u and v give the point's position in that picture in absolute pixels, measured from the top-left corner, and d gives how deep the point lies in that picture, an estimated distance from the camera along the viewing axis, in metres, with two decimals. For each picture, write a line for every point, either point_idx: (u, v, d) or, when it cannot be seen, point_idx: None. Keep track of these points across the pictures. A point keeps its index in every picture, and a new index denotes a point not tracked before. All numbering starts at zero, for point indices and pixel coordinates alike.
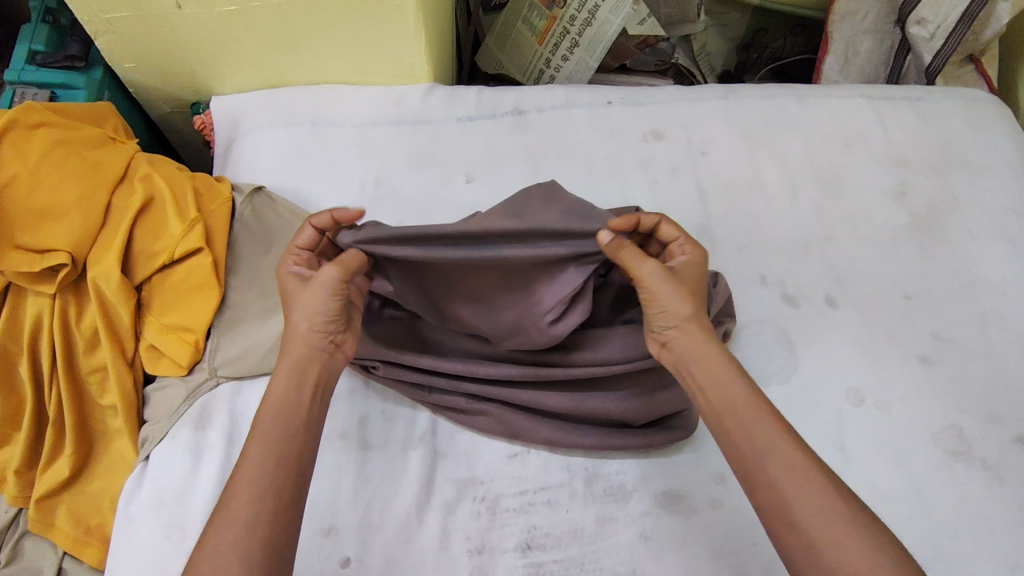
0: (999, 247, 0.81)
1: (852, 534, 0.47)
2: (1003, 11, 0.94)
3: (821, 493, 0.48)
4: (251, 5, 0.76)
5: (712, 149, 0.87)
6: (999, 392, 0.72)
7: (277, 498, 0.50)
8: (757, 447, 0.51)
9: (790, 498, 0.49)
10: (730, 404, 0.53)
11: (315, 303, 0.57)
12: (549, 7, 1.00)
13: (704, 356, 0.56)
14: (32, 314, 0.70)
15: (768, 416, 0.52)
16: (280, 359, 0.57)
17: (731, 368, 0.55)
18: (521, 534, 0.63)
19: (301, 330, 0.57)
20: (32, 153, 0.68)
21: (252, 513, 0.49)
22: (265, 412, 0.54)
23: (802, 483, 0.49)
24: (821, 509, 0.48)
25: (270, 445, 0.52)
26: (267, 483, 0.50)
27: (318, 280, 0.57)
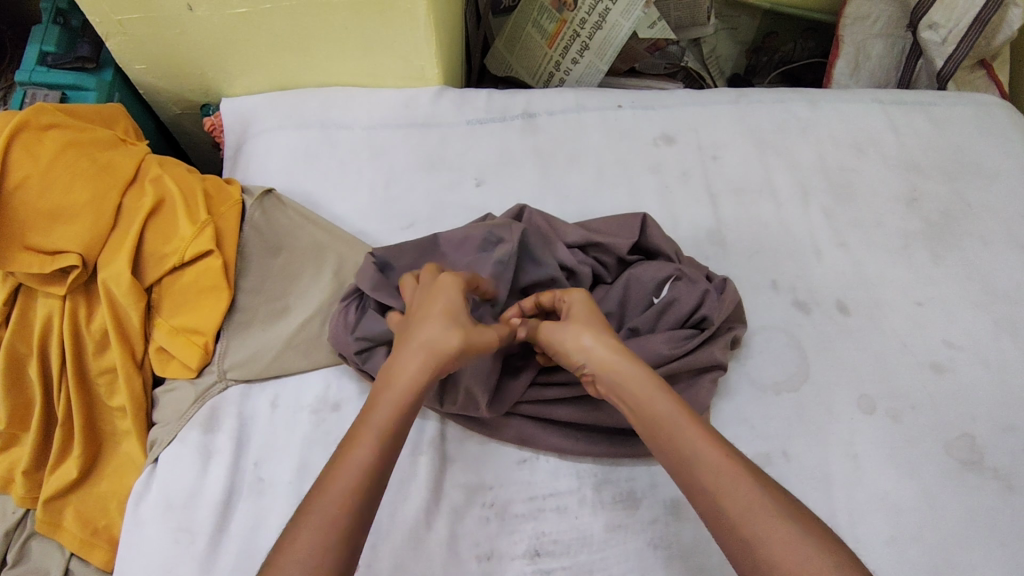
0: (1012, 254, 0.80)
1: (783, 526, 0.46)
2: (1015, 16, 0.93)
3: (747, 492, 0.48)
4: (262, 8, 0.76)
5: (723, 153, 0.86)
6: (1013, 401, 0.71)
7: (356, 510, 0.48)
8: (686, 453, 0.51)
9: (722, 502, 0.48)
10: (656, 415, 0.54)
11: (443, 305, 0.58)
12: (559, 9, 0.99)
13: (621, 369, 0.57)
14: (42, 315, 0.70)
15: (691, 421, 0.53)
16: (409, 370, 0.55)
17: (651, 379, 0.56)
18: (530, 540, 0.63)
19: (428, 333, 0.57)
20: (43, 154, 0.67)
21: (339, 506, 0.47)
22: (380, 407, 0.53)
23: (729, 484, 0.49)
24: (747, 509, 0.47)
25: (378, 443, 0.51)
26: (358, 493, 0.48)
27: (444, 290, 0.60)
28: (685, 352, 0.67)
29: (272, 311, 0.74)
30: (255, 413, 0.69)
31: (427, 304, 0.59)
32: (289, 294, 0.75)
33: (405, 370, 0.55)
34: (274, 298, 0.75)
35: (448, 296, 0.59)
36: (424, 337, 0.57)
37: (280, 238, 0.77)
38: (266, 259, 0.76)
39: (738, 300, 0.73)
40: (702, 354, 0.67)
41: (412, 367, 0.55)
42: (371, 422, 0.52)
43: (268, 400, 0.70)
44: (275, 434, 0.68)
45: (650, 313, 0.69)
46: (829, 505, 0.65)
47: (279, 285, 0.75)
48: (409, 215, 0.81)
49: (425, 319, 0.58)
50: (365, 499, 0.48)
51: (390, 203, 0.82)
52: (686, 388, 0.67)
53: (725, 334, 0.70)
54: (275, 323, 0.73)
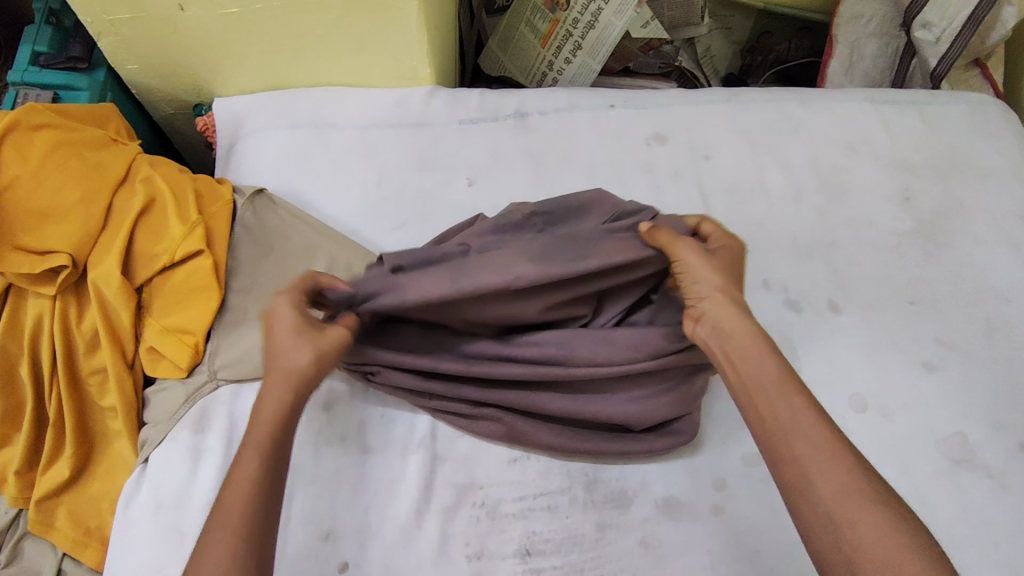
0: (1005, 253, 0.80)
1: (870, 511, 0.45)
2: (1008, 15, 0.94)
3: (842, 473, 0.47)
4: (254, 7, 0.76)
5: (715, 152, 0.86)
6: (1005, 399, 0.71)
7: (251, 524, 0.48)
8: (788, 423, 0.50)
9: (812, 476, 0.47)
10: (765, 378, 0.53)
11: (285, 314, 0.57)
12: (553, 9, 1.00)
13: (738, 328, 0.57)
14: (32, 315, 0.70)
15: (796, 393, 0.52)
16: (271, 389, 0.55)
17: (766, 343, 0.55)
18: (520, 540, 0.63)
19: (285, 350, 0.56)
20: (33, 154, 0.68)
21: (234, 534, 0.48)
22: (253, 426, 0.53)
23: (825, 461, 0.47)
24: (838, 489, 0.46)
25: (260, 461, 0.51)
26: (246, 504, 0.49)
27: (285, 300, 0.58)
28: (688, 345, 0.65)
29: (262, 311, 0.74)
30: (246, 413, 0.69)
31: (271, 317, 0.58)
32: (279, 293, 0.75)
33: (271, 388, 0.55)
34: (264, 298, 0.74)
35: (286, 308, 0.58)
36: (282, 355, 0.56)
37: (272, 237, 0.77)
38: (257, 259, 0.76)
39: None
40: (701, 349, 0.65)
41: (278, 382, 0.55)
42: (247, 442, 0.53)
43: None
44: None
45: None
46: None
47: (269, 284, 0.75)
48: (401, 214, 0.81)
49: (272, 331, 0.57)
50: (259, 522, 0.49)
51: (382, 202, 0.82)
52: (679, 385, 0.67)
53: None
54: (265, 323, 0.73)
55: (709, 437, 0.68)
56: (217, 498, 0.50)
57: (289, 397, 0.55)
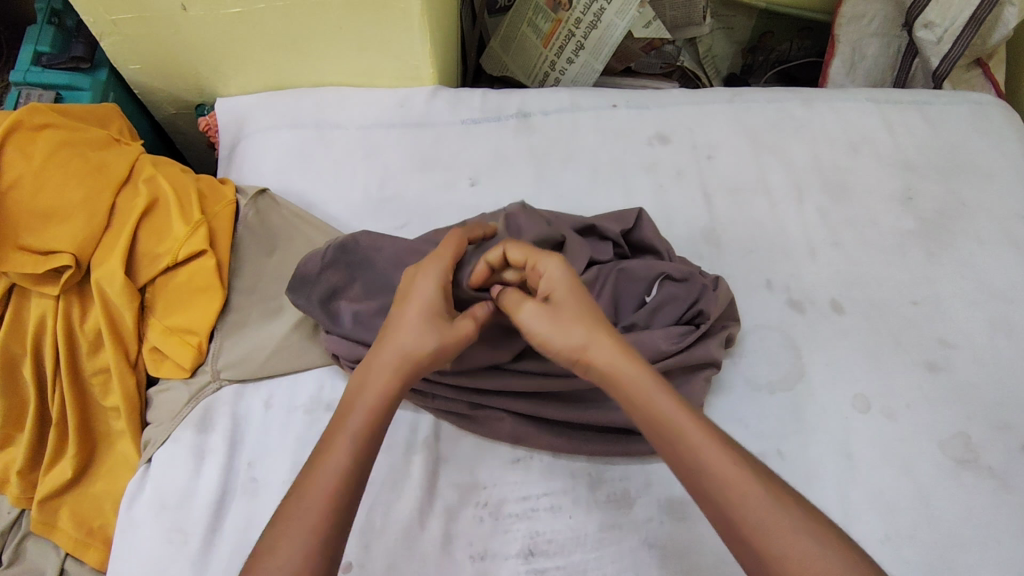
0: (1007, 253, 0.80)
1: (801, 538, 0.44)
2: (1010, 15, 0.93)
3: (764, 510, 0.46)
4: (256, 7, 0.76)
5: (717, 152, 0.86)
6: (1008, 399, 0.71)
7: (336, 519, 0.47)
8: (700, 468, 0.48)
9: (738, 522, 0.46)
10: (664, 419, 0.50)
11: (425, 292, 0.57)
12: (555, 9, 1.00)
13: (620, 363, 0.52)
14: (35, 315, 0.70)
15: (700, 427, 0.49)
16: (372, 377, 0.54)
17: (652, 378, 0.52)
18: (523, 540, 0.63)
19: (394, 328, 0.56)
20: (37, 155, 0.67)
21: (313, 530, 0.46)
22: (352, 410, 0.53)
23: (745, 489, 0.46)
24: (762, 521, 0.45)
25: (351, 451, 0.50)
26: (326, 496, 0.48)
27: (428, 274, 0.58)
28: (683, 347, 0.67)
29: (266, 311, 0.74)
30: (249, 413, 0.69)
31: (410, 297, 0.58)
32: (282, 293, 0.75)
33: (374, 374, 0.54)
34: (267, 299, 0.75)
35: (429, 285, 0.58)
36: (395, 336, 0.55)
37: (275, 238, 0.77)
38: (261, 260, 0.76)
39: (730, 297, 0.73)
40: (697, 349, 0.67)
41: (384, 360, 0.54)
42: (344, 428, 0.52)
43: (263, 399, 0.70)
44: (269, 434, 0.68)
45: (645, 311, 0.68)
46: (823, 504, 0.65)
47: (272, 285, 0.75)
48: (403, 214, 0.81)
49: (399, 313, 0.57)
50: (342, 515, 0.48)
51: (385, 202, 0.82)
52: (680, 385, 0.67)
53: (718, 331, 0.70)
54: (268, 323, 0.73)
55: None
56: (299, 484, 0.49)
57: (396, 384, 0.54)
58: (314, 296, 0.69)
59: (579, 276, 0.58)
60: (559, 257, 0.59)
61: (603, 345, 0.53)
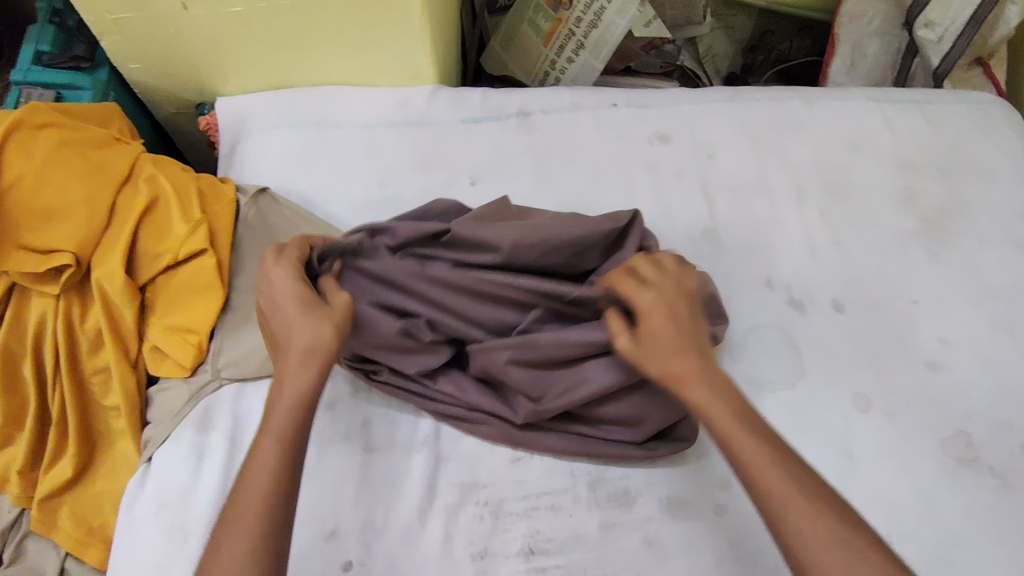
0: (1008, 252, 0.80)
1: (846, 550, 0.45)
2: (1011, 13, 0.94)
3: (828, 543, 0.45)
4: (257, 7, 0.76)
5: (718, 151, 0.86)
6: (1009, 398, 0.71)
7: (272, 521, 0.47)
8: (766, 497, 0.48)
9: (794, 541, 0.46)
10: (742, 451, 0.50)
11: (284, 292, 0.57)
12: (555, 8, 1.00)
13: (706, 398, 0.53)
14: (36, 314, 0.70)
15: (769, 458, 0.49)
16: (283, 379, 0.53)
17: (733, 415, 0.52)
18: (524, 538, 0.63)
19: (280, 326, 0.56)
20: (37, 154, 0.67)
21: (252, 536, 0.46)
22: (271, 416, 0.52)
23: (805, 506, 0.46)
24: (806, 539, 0.45)
25: (276, 454, 0.50)
26: (259, 504, 0.47)
27: (280, 278, 0.58)
28: None
29: None
30: (250, 412, 0.69)
31: (273, 297, 0.57)
32: None
33: (281, 382, 0.53)
34: None
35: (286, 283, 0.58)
36: (291, 339, 0.55)
37: (275, 236, 0.77)
38: (260, 259, 0.76)
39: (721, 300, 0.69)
40: None
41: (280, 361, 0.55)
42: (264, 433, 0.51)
43: (263, 398, 0.70)
44: None
45: None
46: None
47: None
48: (404, 213, 0.81)
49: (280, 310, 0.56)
50: (276, 514, 0.47)
51: (385, 201, 0.82)
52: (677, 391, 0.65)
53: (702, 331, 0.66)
54: None
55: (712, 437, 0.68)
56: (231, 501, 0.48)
57: (307, 379, 0.53)
58: None
59: (682, 314, 0.57)
60: (659, 289, 0.57)
61: (696, 377, 0.54)
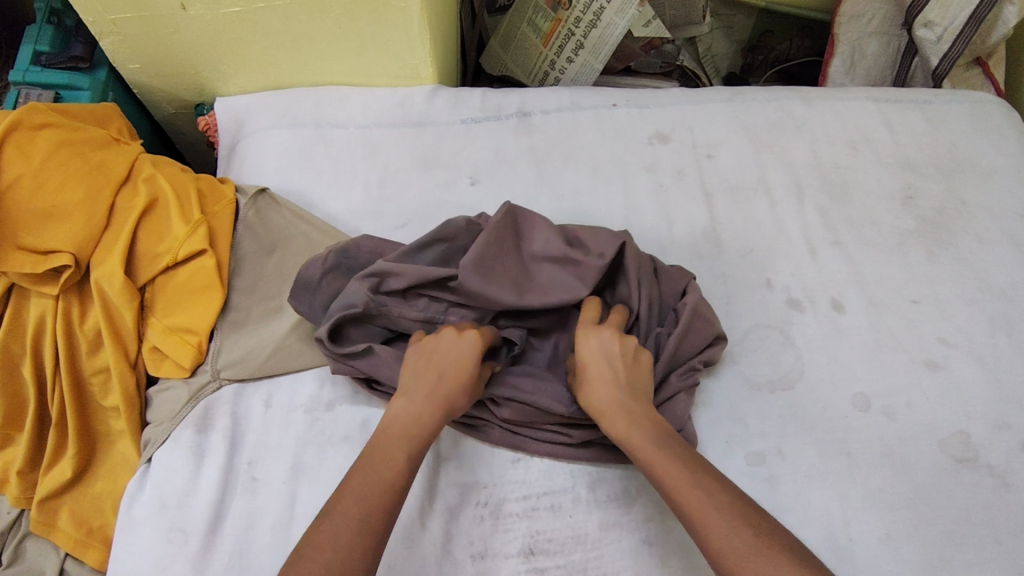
0: (1007, 252, 0.80)
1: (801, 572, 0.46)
2: (1009, 14, 0.93)
3: (740, 554, 0.48)
4: (255, 7, 0.76)
5: (717, 151, 0.86)
6: (1008, 399, 0.71)
7: (378, 526, 0.51)
8: (689, 516, 0.51)
9: (713, 553, 0.49)
10: (661, 475, 0.54)
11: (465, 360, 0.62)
12: (555, 8, 0.99)
13: (626, 429, 0.58)
14: (35, 314, 0.70)
15: (682, 479, 0.53)
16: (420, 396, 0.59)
17: (651, 443, 0.57)
18: (524, 539, 0.63)
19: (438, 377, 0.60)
20: (36, 154, 0.67)
21: (354, 533, 0.50)
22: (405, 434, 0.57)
23: (727, 526, 0.50)
24: (729, 557, 0.48)
25: (401, 467, 0.55)
26: (365, 509, 0.51)
27: (451, 340, 0.63)
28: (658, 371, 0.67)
29: (266, 310, 0.75)
30: (249, 413, 0.69)
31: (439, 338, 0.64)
32: (282, 292, 0.76)
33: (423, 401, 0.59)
34: (267, 298, 0.75)
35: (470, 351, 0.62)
36: (444, 363, 0.61)
37: (275, 237, 0.77)
38: (260, 259, 0.76)
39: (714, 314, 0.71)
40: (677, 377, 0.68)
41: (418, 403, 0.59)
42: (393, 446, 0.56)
43: (262, 399, 0.70)
44: (269, 434, 0.68)
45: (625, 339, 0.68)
46: (822, 504, 0.65)
47: (273, 284, 0.76)
48: (403, 214, 0.81)
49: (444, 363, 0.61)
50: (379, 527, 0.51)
51: (385, 202, 0.82)
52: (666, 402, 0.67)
53: (698, 353, 0.69)
54: (267, 323, 0.73)
55: (712, 437, 0.68)
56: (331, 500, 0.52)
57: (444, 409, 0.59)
58: (316, 304, 0.70)
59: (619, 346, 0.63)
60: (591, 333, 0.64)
61: (615, 415, 0.59)
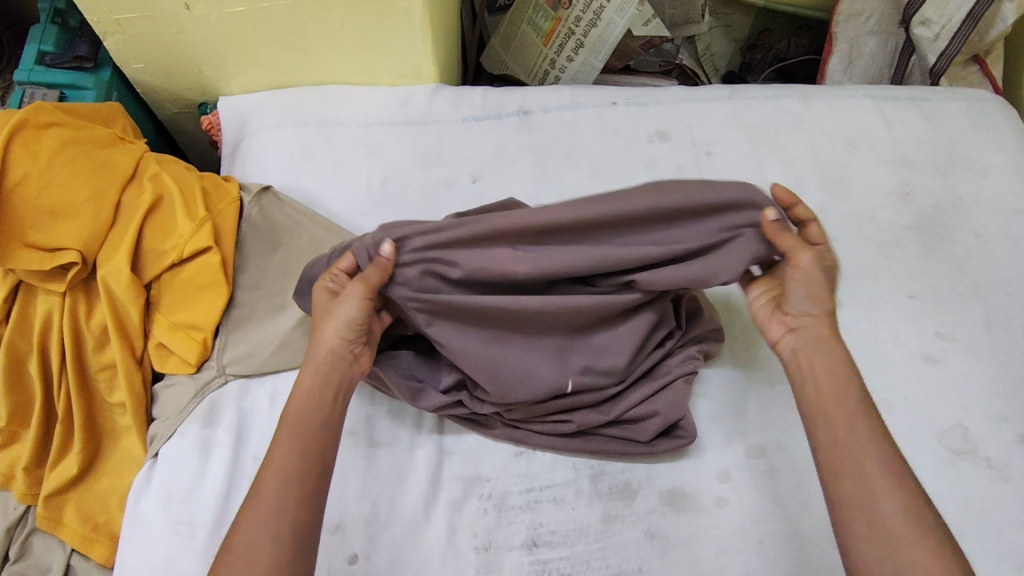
0: (1004, 247, 0.81)
1: (926, 536, 0.49)
2: (1008, 11, 0.94)
3: (906, 490, 0.51)
4: (260, 7, 0.77)
5: (716, 149, 0.87)
6: (1005, 392, 0.72)
7: (292, 512, 0.52)
8: (855, 449, 0.53)
9: (877, 504, 0.50)
10: (838, 398, 0.56)
11: (341, 321, 0.60)
12: (555, 7, 1.00)
13: (830, 348, 0.59)
14: (42, 312, 0.71)
15: (849, 411, 0.55)
16: (305, 365, 0.60)
17: (846, 366, 0.58)
18: (527, 531, 0.64)
19: (318, 348, 0.60)
20: (43, 153, 0.68)
21: (267, 530, 0.51)
22: (292, 408, 0.57)
23: (891, 484, 0.51)
24: (903, 511, 0.50)
25: (288, 450, 0.55)
26: (281, 500, 0.52)
27: (345, 307, 0.60)
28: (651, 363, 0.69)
29: (271, 307, 0.75)
30: (255, 408, 0.70)
31: (342, 313, 0.60)
32: (286, 289, 0.76)
33: (304, 369, 0.60)
34: (270, 294, 0.76)
35: (352, 305, 0.60)
36: (321, 332, 0.61)
37: (279, 234, 0.78)
38: (265, 257, 0.77)
39: (714, 310, 0.72)
40: (678, 365, 0.68)
41: (308, 373, 0.59)
42: (285, 424, 0.56)
43: (268, 395, 0.71)
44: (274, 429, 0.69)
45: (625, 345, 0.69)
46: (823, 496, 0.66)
47: (277, 281, 0.76)
48: (406, 211, 0.82)
49: (321, 333, 0.61)
50: (296, 514, 0.52)
51: (387, 199, 0.82)
52: (664, 392, 0.67)
53: (697, 343, 0.70)
54: (272, 318, 0.74)
55: (712, 431, 0.69)
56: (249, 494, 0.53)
57: (327, 375, 0.59)
58: None
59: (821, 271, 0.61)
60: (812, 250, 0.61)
61: (819, 332, 0.60)
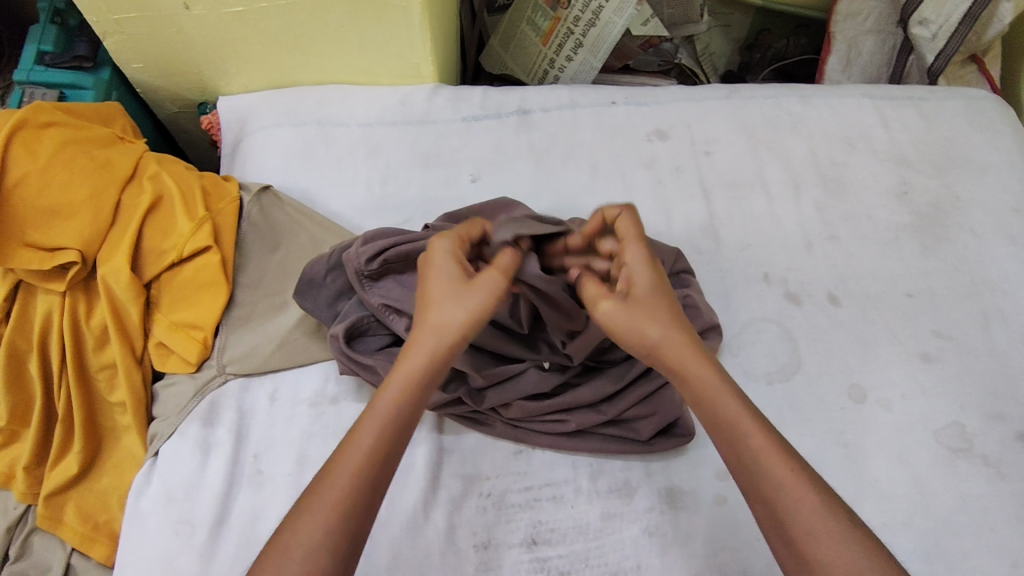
0: (1001, 246, 0.81)
1: (843, 551, 0.46)
2: (1005, 11, 0.94)
3: (806, 502, 0.48)
4: (259, 7, 0.77)
5: (715, 148, 0.87)
6: (1003, 390, 0.72)
7: (356, 505, 0.48)
8: (756, 467, 0.50)
9: (788, 526, 0.48)
10: (724, 416, 0.52)
11: (468, 313, 0.54)
12: (554, 7, 1.00)
13: (689, 364, 0.55)
14: (42, 312, 0.71)
15: (748, 425, 0.52)
16: (415, 349, 0.54)
17: (719, 381, 0.54)
18: (527, 529, 0.64)
19: (434, 335, 0.54)
20: (43, 152, 0.68)
21: (325, 527, 0.47)
22: (386, 397, 0.52)
23: (795, 499, 0.48)
24: (812, 529, 0.47)
25: (373, 444, 0.50)
26: (353, 492, 0.48)
27: (471, 300, 0.55)
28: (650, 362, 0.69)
29: (271, 306, 0.75)
30: (255, 407, 0.70)
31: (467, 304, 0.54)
32: (286, 288, 0.76)
33: (413, 354, 0.54)
34: (270, 293, 0.76)
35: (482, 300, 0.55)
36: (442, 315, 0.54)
37: (278, 233, 0.78)
38: (265, 255, 0.78)
39: (712, 309, 0.72)
40: None
41: (420, 360, 0.53)
42: (375, 411, 0.52)
43: (268, 394, 0.71)
44: (274, 427, 0.69)
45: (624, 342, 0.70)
46: None
47: (277, 280, 0.77)
48: (405, 211, 0.82)
49: (438, 315, 0.54)
50: (354, 523, 0.48)
51: (387, 199, 0.83)
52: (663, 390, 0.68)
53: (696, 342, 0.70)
54: (272, 318, 0.74)
55: None
56: (316, 481, 0.49)
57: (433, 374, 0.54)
58: (320, 300, 0.71)
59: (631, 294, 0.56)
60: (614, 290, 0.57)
61: (684, 352, 0.55)
